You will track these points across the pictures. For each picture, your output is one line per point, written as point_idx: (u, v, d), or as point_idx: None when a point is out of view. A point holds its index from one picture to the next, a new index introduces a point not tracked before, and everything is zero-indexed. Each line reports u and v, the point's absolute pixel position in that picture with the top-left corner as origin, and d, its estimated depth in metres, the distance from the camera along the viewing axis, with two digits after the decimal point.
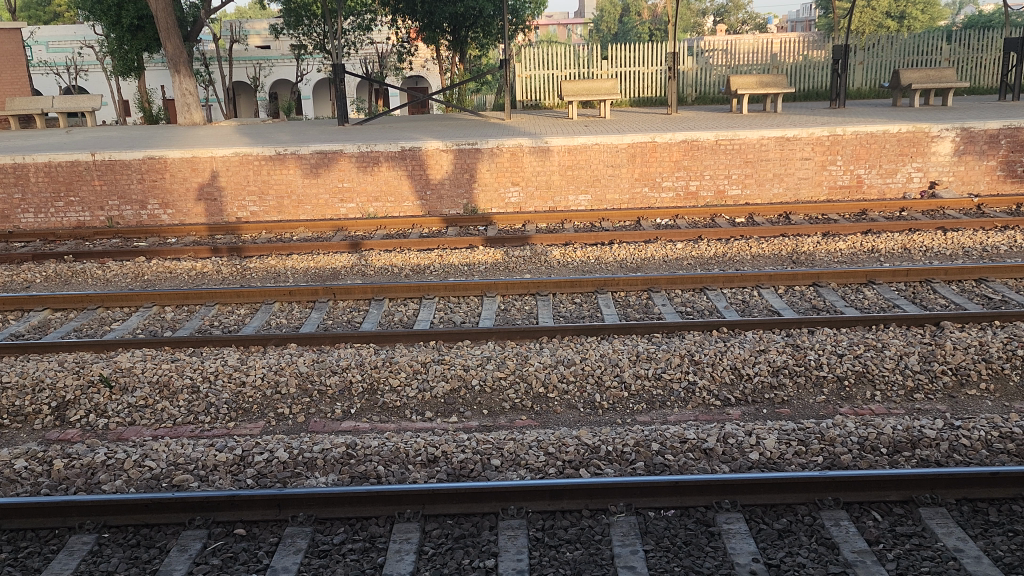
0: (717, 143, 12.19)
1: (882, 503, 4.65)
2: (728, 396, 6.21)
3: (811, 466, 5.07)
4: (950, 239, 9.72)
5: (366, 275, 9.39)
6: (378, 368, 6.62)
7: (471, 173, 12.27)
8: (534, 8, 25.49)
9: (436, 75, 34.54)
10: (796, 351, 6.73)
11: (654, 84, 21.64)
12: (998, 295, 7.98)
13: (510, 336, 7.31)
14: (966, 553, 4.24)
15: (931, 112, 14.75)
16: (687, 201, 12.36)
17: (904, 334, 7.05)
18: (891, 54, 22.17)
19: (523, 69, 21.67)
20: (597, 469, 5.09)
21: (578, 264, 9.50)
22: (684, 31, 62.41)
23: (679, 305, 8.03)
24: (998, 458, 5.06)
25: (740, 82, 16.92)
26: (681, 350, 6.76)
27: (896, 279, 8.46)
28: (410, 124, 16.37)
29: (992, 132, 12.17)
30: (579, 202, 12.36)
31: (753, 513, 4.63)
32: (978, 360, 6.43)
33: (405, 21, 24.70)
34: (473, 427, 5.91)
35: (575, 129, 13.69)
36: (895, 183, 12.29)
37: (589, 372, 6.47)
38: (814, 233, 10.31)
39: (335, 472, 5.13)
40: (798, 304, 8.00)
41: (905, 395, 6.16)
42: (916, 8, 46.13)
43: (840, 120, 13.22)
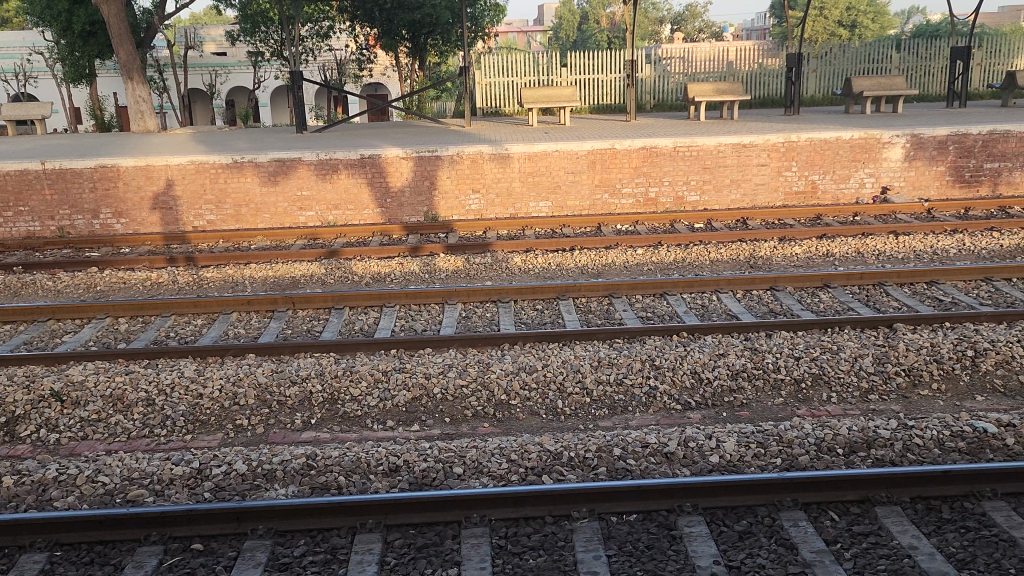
0: (676, 150, 12.31)
1: (839, 503, 4.73)
2: (688, 401, 6.27)
3: (770, 468, 5.14)
4: (902, 244, 9.95)
5: (325, 284, 9.30)
6: (338, 377, 6.57)
7: (431, 181, 12.25)
8: (493, 14, 25.51)
9: (395, 82, 34.39)
10: (754, 354, 6.82)
11: (613, 91, 21.82)
12: (948, 297, 8.18)
13: (472, 343, 7.28)
14: (920, 550, 4.34)
15: (881, 119, 15.08)
16: (646, 207, 12.45)
17: (858, 336, 7.19)
18: (843, 63, 22.64)
19: (483, 76, 21.82)
20: (560, 475, 5.10)
21: (539, 270, 9.52)
22: (643, 40, 63.25)
23: (640, 310, 8.09)
24: (950, 456, 5.19)
25: (697, 89, 17.13)
26: (642, 355, 6.82)
27: (850, 282, 8.63)
28: (370, 130, 16.29)
29: (940, 138, 12.44)
30: (540, 208, 12.42)
31: (714, 516, 4.67)
32: (929, 361, 6.59)
33: (364, 29, 24.58)
34: (435, 436, 5.87)
35: (534, 136, 13.76)
36: (848, 188, 12.61)
37: (551, 379, 6.49)
38: (771, 237, 10.47)
39: (295, 484, 5.07)
40: (755, 308, 8.11)
41: (861, 396, 6.27)
42: (867, 17, 47.18)
43: (795, 127, 13.47)
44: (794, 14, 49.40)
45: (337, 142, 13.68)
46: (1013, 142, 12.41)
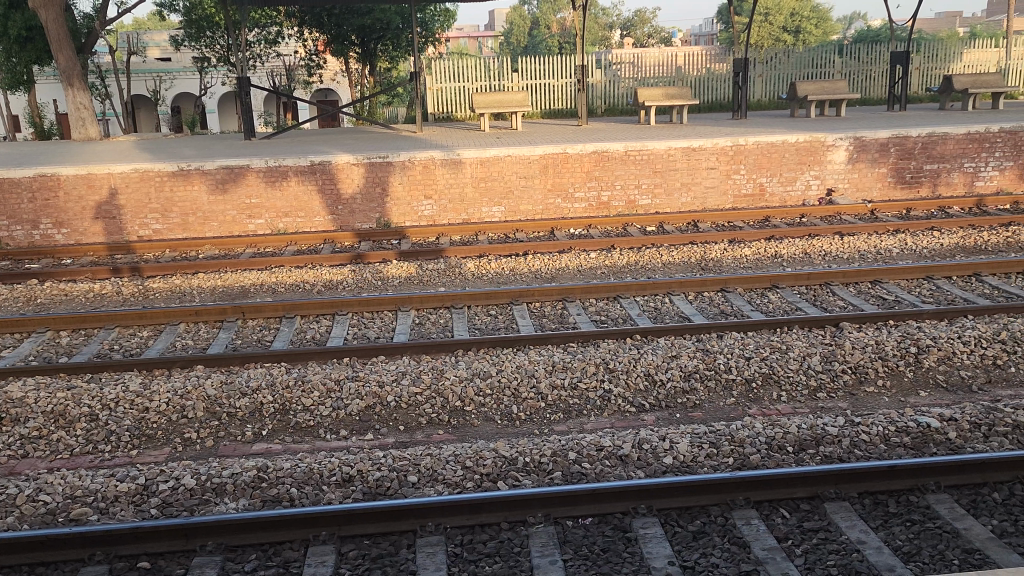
0: (627, 154, 12.42)
1: (790, 501, 4.81)
2: (642, 403, 6.31)
3: (722, 467, 5.20)
4: (847, 244, 10.18)
5: (276, 293, 9.17)
6: (290, 388, 6.47)
7: (383, 187, 12.16)
8: (444, 19, 25.43)
9: (345, 88, 34.16)
10: (706, 356, 6.90)
11: (564, 96, 21.96)
12: (892, 295, 8.39)
13: (425, 350, 7.24)
14: (868, 544, 4.43)
15: (825, 122, 15.42)
16: (599, 211, 12.54)
17: (806, 335, 7.33)
18: (788, 68, 23.05)
19: (434, 82, 21.69)
20: (515, 481, 5.09)
21: (492, 276, 9.51)
22: (593, 45, 63.69)
23: (594, 313, 8.13)
24: (896, 452, 5.31)
25: (647, 94, 17.28)
26: (596, 358, 6.85)
27: (798, 282, 8.79)
28: (320, 137, 16.12)
29: (882, 140, 12.77)
30: (493, 214, 12.41)
31: (668, 517, 4.71)
32: (874, 358, 6.75)
33: (313, 34, 24.33)
34: (389, 444, 5.82)
35: (486, 141, 13.75)
36: (795, 191, 12.86)
37: (505, 384, 6.48)
38: (721, 239, 10.61)
39: (245, 497, 4.98)
40: (707, 310, 8.20)
41: (809, 395, 6.39)
42: (810, 23, 48.21)
43: (742, 131, 13.71)
44: (739, 20, 50.31)
45: (286, 149, 13.51)
46: (951, 144, 12.78)
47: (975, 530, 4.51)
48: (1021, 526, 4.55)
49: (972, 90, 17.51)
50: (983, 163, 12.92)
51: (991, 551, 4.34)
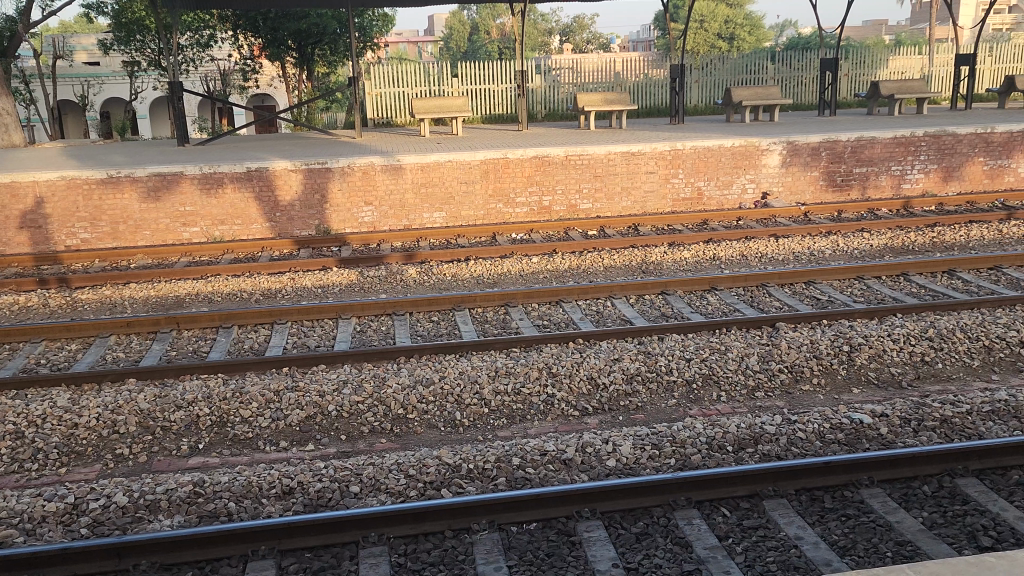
0: (567, 159, 12.51)
1: (730, 499, 4.89)
2: (585, 406, 6.35)
3: (664, 468, 5.27)
4: (782, 246, 10.43)
5: (212, 302, 8.96)
6: (227, 399, 6.32)
7: (322, 194, 12.01)
8: (382, 24, 25.24)
9: (282, 93, 33.63)
10: (647, 358, 6.97)
11: (504, 101, 22.01)
12: (825, 295, 8.61)
13: (367, 358, 7.14)
14: (805, 540, 4.53)
15: (759, 127, 15.78)
16: (540, 216, 12.59)
17: (744, 336, 7.46)
18: (723, 73, 23.53)
19: (373, 87, 21.59)
20: (459, 488, 5.06)
21: (434, 282, 9.46)
22: (533, 51, 63.98)
23: (536, 318, 8.15)
24: (831, 448, 5.45)
25: (586, 99, 17.41)
26: (539, 363, 6.86)
27: (736, 284, 8.96)
28: (256, 142, 15.83)
29: (813, 145, 13.13)
30: (434, 219, 12.35)
31: (612, 519, 4.74)
32: (809, 357, 6.91)
33: (248, 39, 23.90)
34: (330, 454, 5.74)
35: (427, 146, 13.69)
36: (731, 194, 13.10)
37: (448, 391, 6.45)
38: (661, 242, 10.76)
39: (181, 514, 4.84)
40: (648, 313, 8.29)
41: (748, 394, 6.51)
42: (744, 30, 49.27)
43: (679, 136, 13.92)
44: (675, 26, 51.17)
45: (222, 155, 13.24)
46: (879, 147, 13.22)
47: (907, 522, 4.65)
48: (949, 517, 4.71)
49: (898, 96, 18.13)
50: (909, 166, 13.38)
51: (922, 542, 4.47)
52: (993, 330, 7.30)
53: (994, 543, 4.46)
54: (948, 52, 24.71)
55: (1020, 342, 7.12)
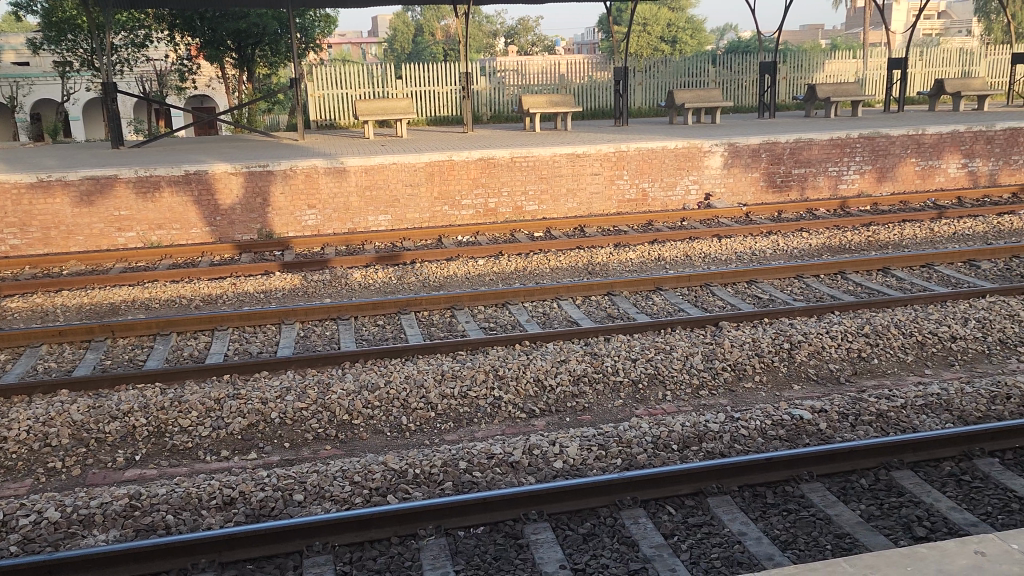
0: (513, 160, 12.52)
1: (675, 498, 4.94)
2: (532, 408, 6.35)
3: (610, 468, 5.30)
4: (724, 246, 10.59)
5: (150, 309, 8.73)
6: (164, 409, 6.17)
7: (264, 197, 11.82)
8: (324, 25, 24.89)
9: (223, 95, 33.00)
10: (593, 359, 7.01)
11: (449, 103, 21.94)
12: (766, 294, 8.78)
13: (311, 363, 7.03)
14: (748, 535, 4.60)
15: (702, 129, 15.99)
16: (486, 218, 12.57)
17: (688, 335, 7.56)
18: (666, 76, 23.81)
19: (316, 88, 21.29)
20: (405, 493, 5.02)
21: (379, 285, 9.37)
22: (478, 52, 63.88)
23: (482, 321, 8.13)
24: (772, 444, 5.55)
25: (531, 101, 17.44)
26: (486, 365, 6.85)
27: (680, 284, 9.07)
28: (196, 145, 15.49)
29: (754, 146, 13.38)
30: (379, 222, 12.23)
31: (559, 521, 4.74)
32: (751, 355, 7.03)
33: (185, 39, 23.37)
34: (273, 462, 5.63)
35: (371, 148, 13.58)
36: (675, 196, 13.27)
37: (394, 396, 6.39)
38: (607, 244, 10.83)
39: (116, 528, 4.70)
40: (594, 313, 8.34)
41: (692, 393, 6.59)
42: (686, 34, 50.03)
43: (623, 138, 14.04)
44: (617, 29, 51.70)
45: (159, 158, 12.93)
46: (816, 149, 13.55)
47: (846, 515, 4.76)
48: (886, 508, 4.83)
49: (834, 99, 18.59)
50: (845, 167, 13.73)
51: (860, 534, 4.58)
52: (926, 325, 7.52)
53: (929, 533, 4.59)
54: (882, 55, 25.44)
55: (951, 337, 7.36)
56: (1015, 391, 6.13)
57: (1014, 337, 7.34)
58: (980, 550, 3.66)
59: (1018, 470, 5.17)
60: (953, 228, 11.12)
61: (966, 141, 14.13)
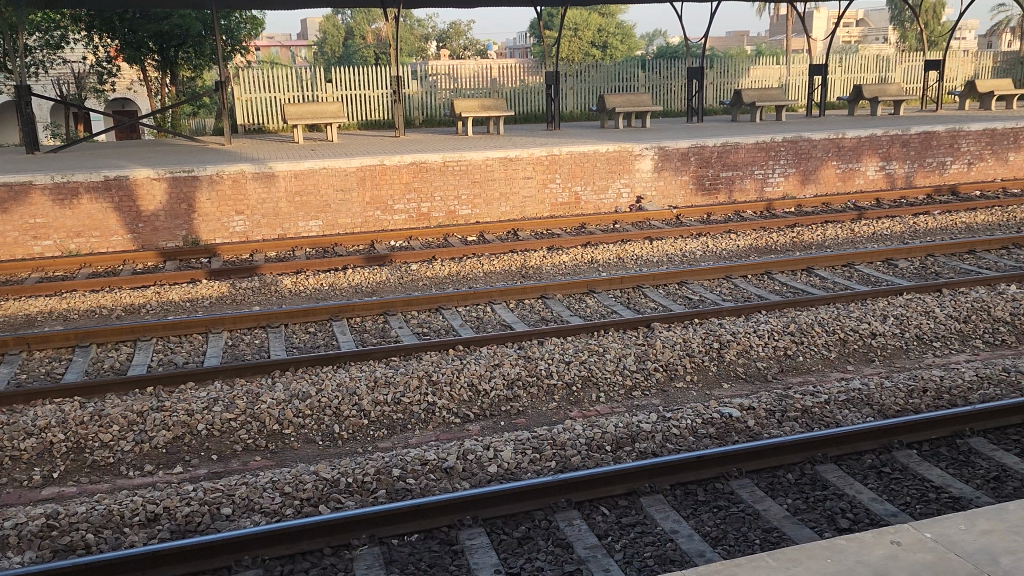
0: (445, 165, 12.48)
1: (609, 498, 4.98)
2: (467, 413, 6.33)
3: (545, 471, 5.31)
4: (656, 248, 10.75)
5: (68, 320, 8.41)
6: (84, 424, 5.95)
7: (189, 203, 11.52)
8: (251, 28, 24.32)
9: (145, 98, 32.06)
10: (527, 363, 7.02)
11: (381, 107, 21.77)
12: (696, 295, 8.95)
13: (240, 373, 6.87)
14: (680, 533, 4.67)
15: (633, 133, 16.22)
16: (419, 222, 12.48)
17: (621, 336, 7.64)
18: (597, 80, 24.06)
19: (242, 92, 20.71)
20: (337, 503, 4.94)
21: (310, 292, 9.22)
22: (411, 56, 63.49)
23: (416, 326, 8.07)
24: (703, 442, 5.64)
25: (463, 105, 17.42)
26: (419, 371, 6.79)
27: (612, 286, 9.17)
28: (117, 150, 15.01)
29: (683, 150, 13.62)
30: (310, 228, 12.03)
31: (494, 526, 4.74)
32: (682, 356, 7.15)
33: (104, 39, 22.59)
34: (200, 475, 5.47)
35: (300, 153, 13.37)
36: (607, 199, 13.42)
37: (326, 404, 6.29)
38: (540, 247, 10.88)
39: (32, 549, 4.51)
40: (528, 317, 8.37)
41: (625, 394, 6.67)
42: (616, 39, 50.76)
43: (555, 142, 14.14)
44: (549, 34, 52.12)
45: (79, 163, 12.48)
46: (742, 152, 13.88)
47: (773, 510, 4.87)
48: (812, 502, 4.97)
49: (759, 103, 19.08)
50: (771, 170, 14.12)
51: (788, 529, 4.69)
52: (848, 323, 7.76)
53: (851, 525, 4.73)
54: (803, 61, 26.26)
55: (872, 334, 7.61)
56: (931, 384, 6.38)
57: (929, 332, 7.64)
58: (896, 540, 3.79)
59: (934, 460, 5.38)
60: (872, 229, 11.53)
61: (883, 145, 14.67)
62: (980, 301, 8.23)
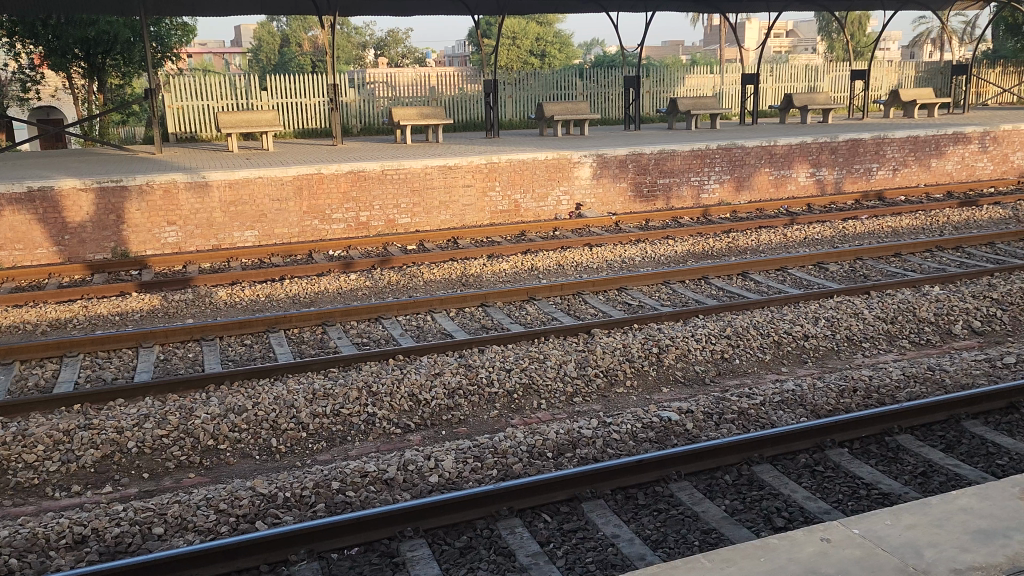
0: (383, 173, 12.40)
1: (551, 505, 4.99)
2: (408, 423, 6.28)
3: (486, 480, 5.29)
4: (596, 254, 10.85)
5: None
6: (6, 445, 5.72)
7: (118, 214, 11.19)
8: (182, 34, 23.86)
9: (71, 106, 31.09)
10: (468, 371, 7.00)
11: (318, 115, 21.53)
12: (635, 301, 9.05)
13: (172, 388, 6.68)
14: (622, 537, 4.70)
15: (571, 140, 16.37)
16: (358, 231, 12.34)
17: (562, 343, 7.67)
18: (535, 89, 24.21)
19: (173, 99, 20.42)
20: (274, 519, 4.83)
21: (247, 304, 9.04)
22: (348, 63, 62.87)
23: (355, 336, 7.98)
24: (643, 446, 5.70)
25: (402, 114, 17.33)
26: (359, 382, 6.70)
27: (553, 293, 9.21)
28: (41, 159, 14.49)
29: (621, 157, 13.79)
30: (245, 238, 11.80)
31: (436, 536, 4.70)
32: (622, 361, 7.22)
33: (27, 46, 21.84)
34: (130, 495, 5.30)
35: (235, 162, 13.11)
36: (547, 206, 13.51)
37: (263, 417, 6.16)
38: (480, 255, 10.87)
39: None
40: (469, 325, 8.35)
41: (566, 400, 6.70)
42: (554, 47, 51.31)
43: (494, 149, 14.17)
44: (487, 43, 52.33)
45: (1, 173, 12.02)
46: (678, 159, 14.11)
47: (711, 511, 4.94)
48: (749, 502, 5.06)
49: (694, 111, 19.46)
50: (706, 177, 14.39)
51: (725, 529, 4.77)
52: (782, 326, 7.95)
53: (787, 523, 4.83)
54: (736, 70, 26.89)
55: (804, 336, 7.80)
56: (861, 384, 6.56)
57: (858, 333, 7.87)
58: (826, 537, 3.89)
59: (864, 458, 5.53)
60: (804, 234, 11.85)
61: (813, 152, 15.10)
62: (906, 302, 8.51)
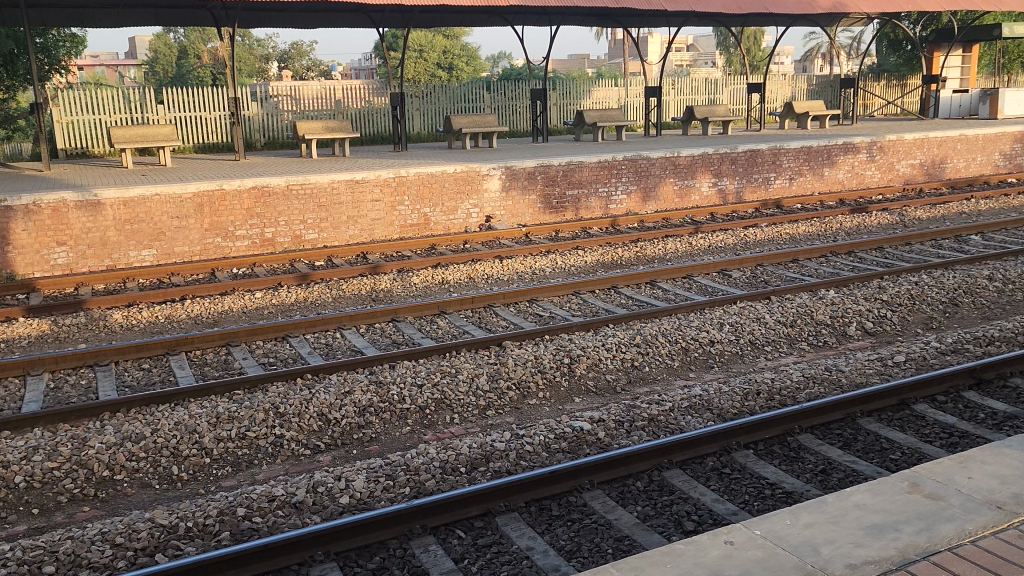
0: (288, 188, 12.15)
1: (464, 521, 4.94)
2: (317, 444, 6.12)
3: (398, 498, 5.20)
4: (506, 266, 10.89)
5: None
6: None
7: (2, 235, 10.58)
8: (70, 46, 22.87)
9: None
10: (379, 388, 6.89)
11: (219, 129, 20.95)
12: (546, 312, 9.11)
13: (63, 418, 6.34)
14: (536, 549, 4.69)
15: (479, 153, 16.44)
16: (264, 248, 12.03)
17: (473, 356, 7.64)
18: (443, 102, 24.17)
19: (62, 113, 19.38)
20: (176, 550, 4.62)
21: (145, 326, 8.67)
22: (252, 77, 61.49)
23: (261, 356, 7.75)
24: (556, 457, 5.73)
25: (307, 127, 17.02)
26: (265, 404, 6.50)
27: (464, 306, 9.18)
28: None
29: (529, 169, 13.91)
30: (143, 257, 11.33)
31: (347, 559, 4.59)
32: (534, 372, 7.24)
33: None
34: (18, 533, 4.98)
35: (130, 179, 12.60)
36: (457, 219, 13.48)
37: (163, 444, 5.90)
38: (390, 270, 10.75)
39: None
40: (379, 341, 8.22)
41: (479, 413, 6.67)
42: (462, 61, 51.65)
43: (402, 163, 14.07)
44: (395, 56, 52.15)
45: None
46: (586, 171, 14.32)
47: (623, 518, 4.98)
48: (660, 507, 5.13)
49: (600, 124, 19.80)
50: (613, 187, 14.65)
51: (638, 536, 4.82)
52: (688, 332, 8.13)
53: (696, 527, 4.93)
54: (640, 83, 27.56)
55: (710, 341, 8.00)
56: (764, 387, 6.76)
57: (761, 337, 8.13)
58: (730, 539, 3.98)
59: (769, 459, 5.70)
60: (708, 242, 12.20)
61: (714, 162, 15.56)
62: (805, 307, 8.85)
